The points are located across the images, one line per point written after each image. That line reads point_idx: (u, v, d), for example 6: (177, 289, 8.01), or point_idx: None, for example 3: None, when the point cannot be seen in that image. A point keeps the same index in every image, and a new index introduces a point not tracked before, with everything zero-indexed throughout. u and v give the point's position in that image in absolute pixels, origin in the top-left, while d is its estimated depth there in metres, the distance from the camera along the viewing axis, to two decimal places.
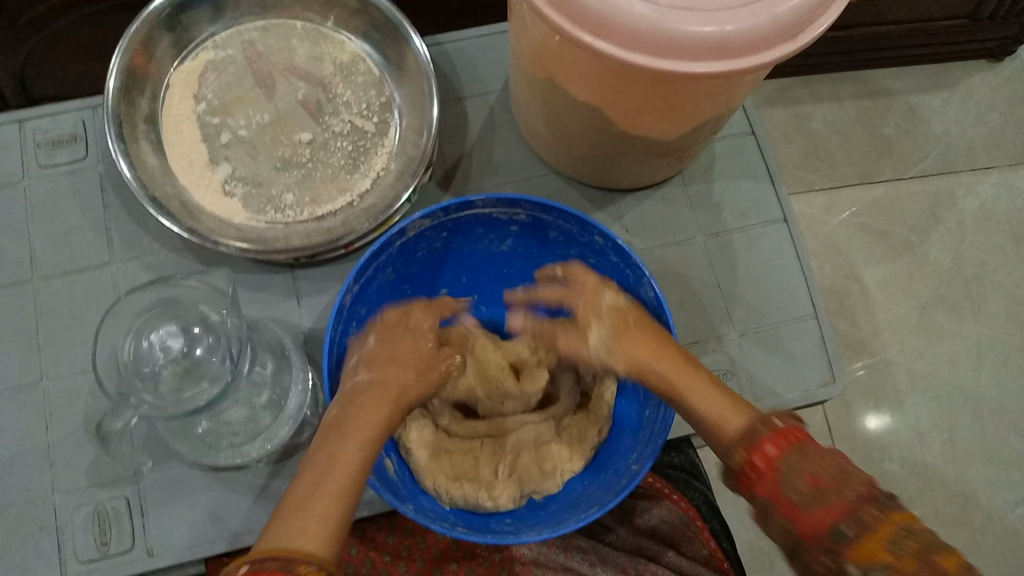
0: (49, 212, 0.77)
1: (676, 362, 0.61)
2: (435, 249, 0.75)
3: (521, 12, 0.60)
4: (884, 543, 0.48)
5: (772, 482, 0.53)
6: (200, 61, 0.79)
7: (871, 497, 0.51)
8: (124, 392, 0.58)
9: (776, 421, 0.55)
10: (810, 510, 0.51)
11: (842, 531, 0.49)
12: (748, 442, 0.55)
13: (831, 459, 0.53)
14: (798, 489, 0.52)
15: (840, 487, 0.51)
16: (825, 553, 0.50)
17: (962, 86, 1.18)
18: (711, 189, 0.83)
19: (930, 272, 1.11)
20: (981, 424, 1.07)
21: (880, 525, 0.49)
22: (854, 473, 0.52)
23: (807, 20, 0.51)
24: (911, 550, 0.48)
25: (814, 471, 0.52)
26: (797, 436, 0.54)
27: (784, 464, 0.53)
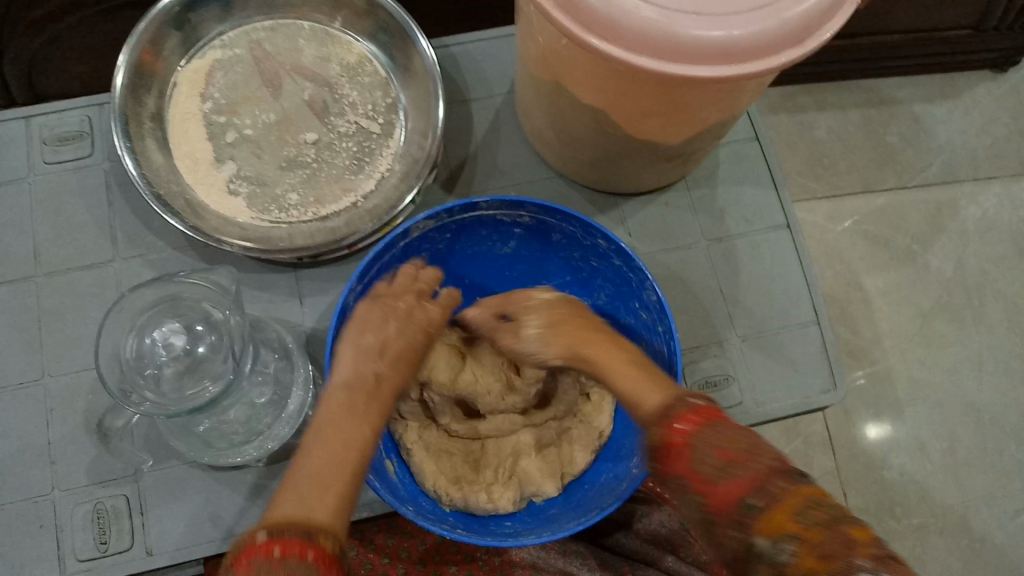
0: (54, 209, 0.77)
1: (603, 346, 0.59)
2: (438, 250, 0.75)
3: (529, 16, 0.61)
4: (791, 516, 0.43)
5: (686, 458, 0.48)
6: (207, 60, 0.80)
7: (782, 472, 0.45)
8: (126, 389, 0.58)
9: (692, 400, 0.50)
10: (720, 483, 0.46)
11: (752, 505, 0.44)
12: (665, 419, 0.50)
13: (740, 431, 0.48)
14: (709, 464, 0.47)
15: (750, 460, 0.46)
16: (736, 529, 0.45)
17: (966, 96, 1.18)
18: (715, 194, 0.83)
19: (932, 281, 1.11)
20: (981, 433, 1.07)
21: (788, 498, 0.44)
22: (764, 445, 0.47)
23: (816, 26, 0.51)
24: (820, 520, 0.43)
25: (726, 444, 0.47)
26: (711, 413, 0.49)
27: (696, 440, 0.48)
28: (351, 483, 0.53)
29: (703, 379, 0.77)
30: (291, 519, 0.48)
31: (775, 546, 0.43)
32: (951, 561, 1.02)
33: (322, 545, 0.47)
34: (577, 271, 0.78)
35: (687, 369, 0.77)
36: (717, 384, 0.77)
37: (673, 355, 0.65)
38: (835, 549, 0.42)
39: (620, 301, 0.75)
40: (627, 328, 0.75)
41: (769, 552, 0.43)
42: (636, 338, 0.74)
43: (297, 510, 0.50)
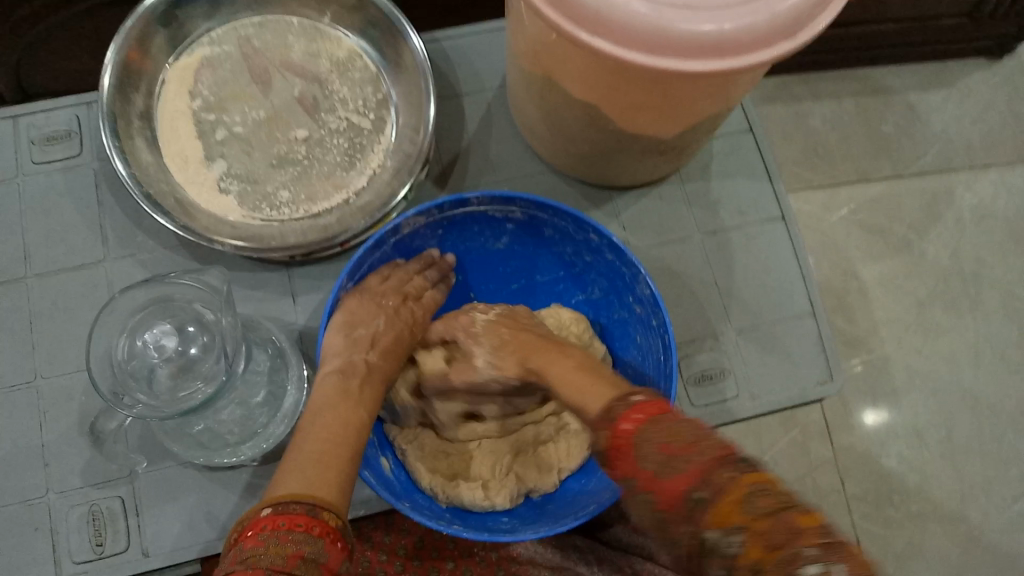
0: (43, 209, 0.77)
1: (544, 354, 0.61)
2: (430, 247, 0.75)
3: (518, 11, 0.60)
4: (736, 505, 0.40)
5: (631, 459, 0.46)
6: (195, 58, 0.79)
7: (728, 460, 0.43)
8: (118, 392, 0.58)
9: (635, 398, 0.49)
10: (665, 478, 0.44)
11: (699, 497, 0.42)
12: (608, 424, 0.49)
13: (689, 426, 0.46)
14: (652, 460, 0.45)
15: (695, 451, 0.44)
16: (687, 525, 0.42)
17: (961, 84, 1.17)
18: (709, 187, 0.83)
19: (929, 270, 1.11)
20: (979, 422, 1.06)
21: (734, 486, 0.41)
22: (711, 435, 0.45)
23: (807, 18, 0.51)
24: (767, 507, 0.40)
25: (666, 438, 0.45)
26: (659, 408, 0.48)
27: (640, 439, 0.46)
28: (352, 464, 0.54)
29: (698, 373, 0.77)
30: (296, 494, 0.49)
31: (723, 539, 0.40)
32: (950, 549, 1.02)
33: (329, 520, 0.48)
34: (570, 265, 0.77)
35: (682, 363, 0.77)
36: (714, 377, 0.77)
37: (667, 349, 0.65)
38: (783, 538, 0.39)
39: (614, 295, 0.74)
40: (621, 322, 0.75)
41: (721, 547, 0.40)
42: (631, 333, 0.73)
43: (302, 482, 0.50)
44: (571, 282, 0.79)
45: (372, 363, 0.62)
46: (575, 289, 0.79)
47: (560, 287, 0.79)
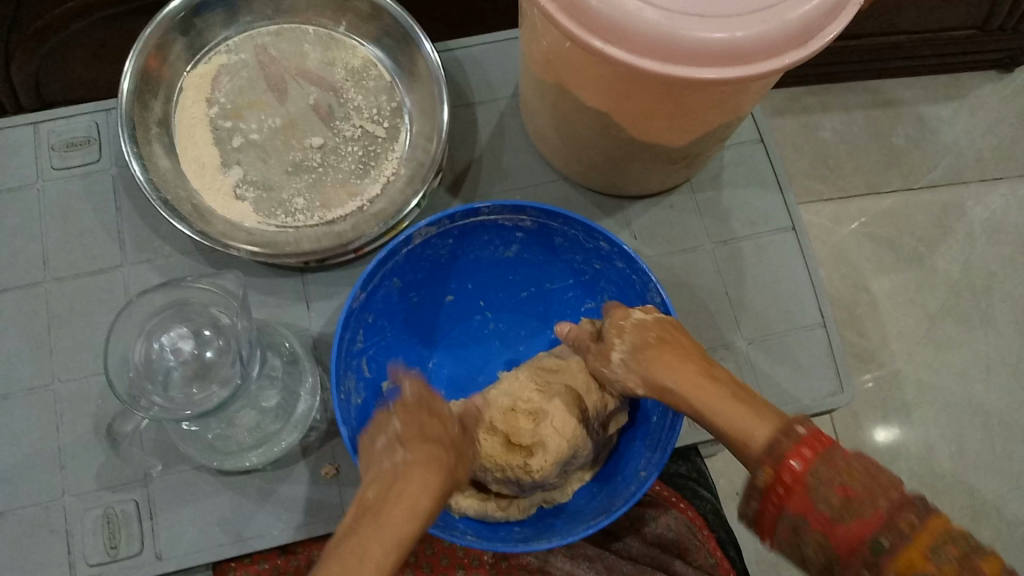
0: (62, 214, 0.78)
1: (693, 381, 0.58)
2: (441, 257, 0.76)
3: (532, 18, 0.61)
4: (925, 552, 0.45)
5: (802, 496, 0.50)
6: (213, 66, 0.80)
7: (909, 504, 0.47)
8: (134, 394, 0.58)
9: (798, 430, 0.52)
10: (843, 523, 0.48)
11: (879, 542, 0.46)
12: (773, 459, 0.52)
13: (861, 464, 0.50)
14: (829, 503, 0.49)
15: (870, 496, 0.48)
16: (866, 569, 0.47)
17: (971, 97, 1.18)
18: (720, 197, 0.83)
19: (939, 282, 1.11)
20: (989, 435, 1.06)
21: (921, 534, 0.46)
22: (882, 474, 0.49)
23: (817, 28, 0.52)
24: (955, 557, 0.44)
25: (844, 480, 0.49)
26: (820, 442, 0.51)
27: (815, 477, 0.50)
28: None
29: None
30: None
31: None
32: None
33: None
34: (580, 273, 0.77)
35: None
36: None
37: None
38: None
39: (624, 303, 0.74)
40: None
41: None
42: None
43: None
44: (581, 289, 0.79)
45: (408, 474, 0.55)
46: (585, 298, 0.79)
47: (570, 295, 0.80)
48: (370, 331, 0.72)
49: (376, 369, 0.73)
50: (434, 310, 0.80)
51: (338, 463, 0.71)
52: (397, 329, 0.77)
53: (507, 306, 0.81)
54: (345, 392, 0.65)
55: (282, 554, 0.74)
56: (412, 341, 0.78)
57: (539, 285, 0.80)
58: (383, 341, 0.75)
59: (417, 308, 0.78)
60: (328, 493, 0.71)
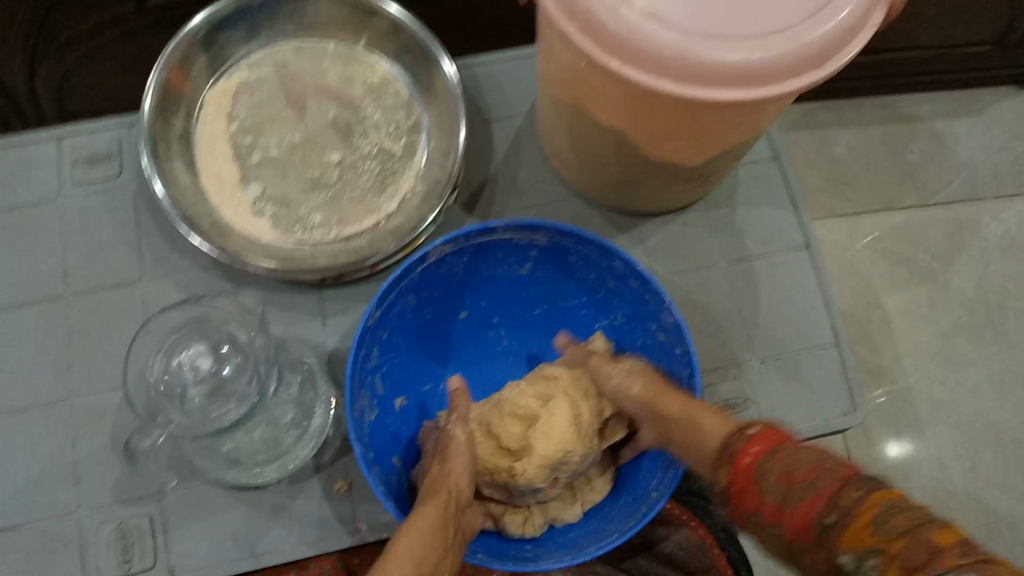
0: (82, 228, 0.79)
1: (676, 399, 0.61)
2: (455, 274, 0.76)
3: (550, 41, 0.62)
4: (871, 527, 0.42)
5: (752, 492, 0.49)
6: (234, 82, 0.81)
7: (854, 479, 0.45)
8: (154, 411, 0.60)
9: (747, 429, 0.51)
10: (788, 508, 0.46)
11: (830, 523, 0.44)
12: (724, 460, 0.51)
13: (805, 452, 0.48)
14: (774, 491, 0.47)
15: (817, 477, 0.46)
16: (819, 550, 0.45)
17: (988, 113, 1.18)
18: (735, 215, 0.84)
19: (953, 299, 1.11)
20: (1002, 452, 1.06)
21: (864, 507, 0.43)
22: (829, 459, 0.47)
23: (834, 50, 0.52)
24: (900, 526, 0.41)
25: (786, 468, 0.48)
26: (775, 435, 0.50)
27: (761, 472, 0.49)
28: None
29: (721, 401, 0.77)
30: None
31: (862, 562, 0.42)
32: None
33: None
34: (593, 291, 0.78)
35: (705, 391, 0.78)
36: (737, 406, 0.77)
37: (690, 377, 0.66)
38: (920, 560, 0.40)
39: (638, 321, 0.75)
40: (644, 348, 0.75)
41: (856, 569, 0.42)
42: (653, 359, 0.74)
43: None
44: (593, 309, 0.79)
45: (405, 528, 0.55)
46: (597, 316, 0.79)
47: (582, 313, 0.80)
48: (384, 348, 0.73)
49: (388, 386, 0.73)
50: (447, 327, 0.80)
51: (350, 478, 0.72)
52: (411, 346, 0.77)
53: (519, 324, 0.82)
54: (359, 410, 0.66)
55: (293, 570, 0.72)
56: (425, 358, 0.79)
57: (552, 303, 0.81)
58: (397, 358, 0.75)
59: (430, 325, 0.78)
60: (342, 509, 0.72)
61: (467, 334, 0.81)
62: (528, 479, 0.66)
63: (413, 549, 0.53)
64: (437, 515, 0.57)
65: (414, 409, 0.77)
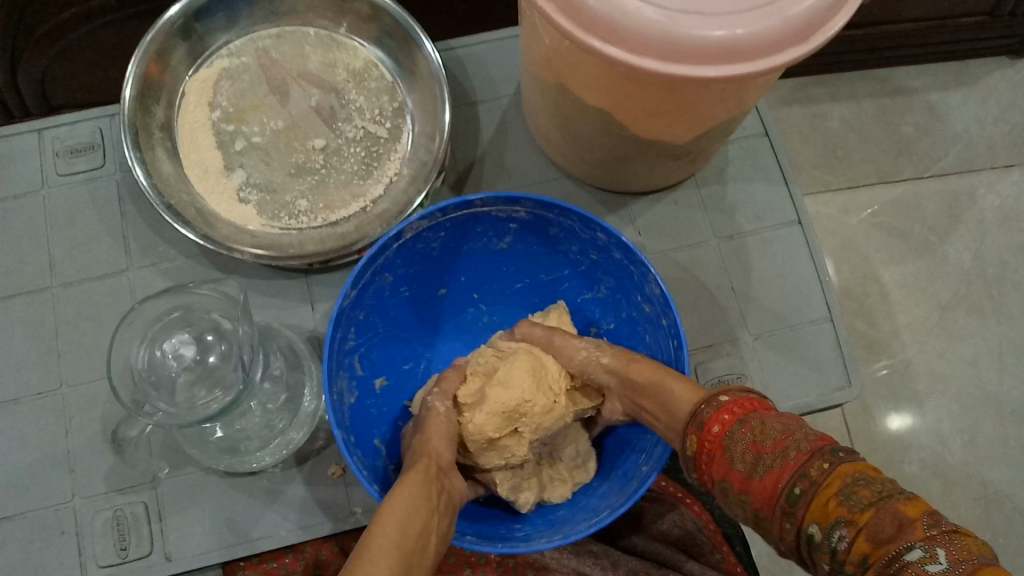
0: (68, 220, 0.78)
1: (645, 368, 0.61)
2: (433, 251, 0.75)
3: (532, 19, 0.60)
4: (838, 498, 0.42)
5: (722, 460, 0.49)
6: (215, 70, 0.80)
7: (823, 450, 0.45)
8: (138, 401, 0.59)
9: (720, 397, 0.52)
10: (757, 478, 0.47)
11: (797, 493, 0.44)
12: (696, 427, 0.52)
13: (777, 421, 0.48)
14: (743, 460, 0.47)
15: (785, 447, 0.46)
16: (785, 520, 0.45)
17: (982, 83, 1.17)
18: (726, 191, 0.83)
19: (950, 272, 1.10)
20: (1003, 425, 1.05)
21: (832, 479, 0.43)
22: (799, 429, 0.47)
23: (820, 23, 0.51)
24: (868, 499, 0.41)
25: (755, 437, 0.48)
26: (747, 405, 0.50)
27: (731, 440, 0.49)
28: None
29: (715, 379, 0.77)
30: None
31: (829, 534, 0.42)
32: None
33: None
34: (576, 264, 0.77)
35: (698, 369, 0.77)
36: (730, 383, 0.77)
37: (679, 348, 0.65)
38: (889, 533, 0.40)
39: (622, 293, 0.75)
40: (629, 321, 0.75)
41: (823, 539, 0.43)
42: (641, 330, 0.73)
43: None
44: (577, 279, 0.79)
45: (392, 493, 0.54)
46: (581, 288, 0.79)
47: (565, 285, 0.80)
48: (361, 330, 0.72)
49: (366, 366, 0.73)
50: (428, 304, 0.80)
51: (343, 463, 0.72)
52: (389, 326, 0.76)
53: (501, 298, 0.82)
54: (337, 394, 0.65)
55: (290, 553, 0.73)
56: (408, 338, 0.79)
57: (534, 276, 0.80)
58: (375, 338, 0.75)
59: (410, 305, 0.78)
60: (335, 493, 0.71)
61: (446, 312, 0.81)
62: (482, 429, 0.65)
63: (396, 512, 0.52)
64: (419, 481, 0.56)
65: (396, 390, 0.77)
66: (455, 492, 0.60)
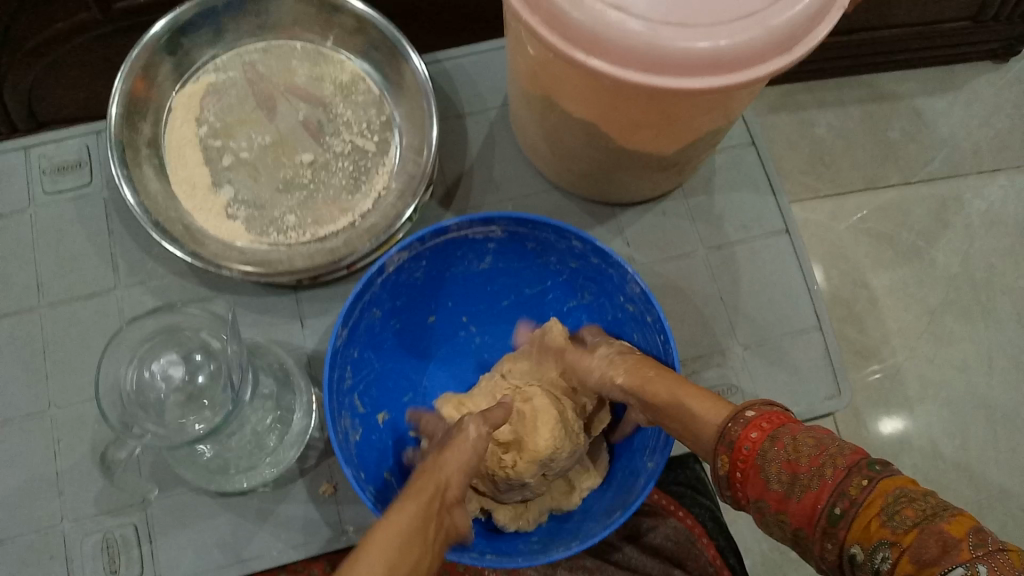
0: (55, 238, 0.78)
1: (664, 380, 0.61)
2: (417, 280, 0.75)
3: (517, 33, 0.61)
4: (880, 518, 0.44)
5: (757, 479, 0.50)
6: (201, 85, 0.80)
7: (859, 466, 0.46)
8: (127, 422, 0.59)
9: (747, 413, 0.53)
10: (795, 498, 0.48)
11: (838, 514, 0.46)
12: (726, 446, 0.52)
13: (809, 437, 0.49)
14: (780, 480, 0.49)
15: (822, 465, 0.47)
16: (828, 539, 0.46)
17: (967, 89, 1.17)
18: (714, 201, 0.83)
19: (939, 276, 1.11)
20: (993, 429, 1.06)
21: (871, 498, 0.45)
22: (833, 444, 0.48)
23: (803, 32, 0.51)
24: (911, 519, 0.43)
25: (789, 455, 0.49)
26: (775, 421, 0.52)
27: (763, 458, 0.50)
28: None
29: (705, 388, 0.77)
30: None
31: (871, 553, 0.44)
32: None
33: None
34: (558, 274, 0.77)
35: (689, 379, 0.77)
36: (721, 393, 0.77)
37: (666, 342, 0.66)
38: (933, 554, 0.41)
39: (605, 297, 0.75)
40: (616, 323, 0.75)
41: (866, 559, 0.44)
42: (626, 331, 0.74)
43: None
44: (561, 288, 0.79)
45: (387, 518, 0.54)
46: (566, 297, 0.79)
47: (550, 296, 0.80)
48: (357, 366, 0.71)
49: (367, 402, 0.72)
50: (419, 334, 0.79)
51: (335, 481, 0.72)
52: (382, 360, 0.76)
53: (489, 318, 0.82)
54: (343, 432, 0.65)
55: (283, 573, 0.72)
56: (403, 367, 0.78)
57: (518, 292, 0.80)
58: (371, 373, 0.74)
59: (400, 337, 0.78)
60: (327, 511, 0.71)
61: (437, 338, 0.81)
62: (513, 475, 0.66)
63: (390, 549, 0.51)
64: (420, 510, 0.55)
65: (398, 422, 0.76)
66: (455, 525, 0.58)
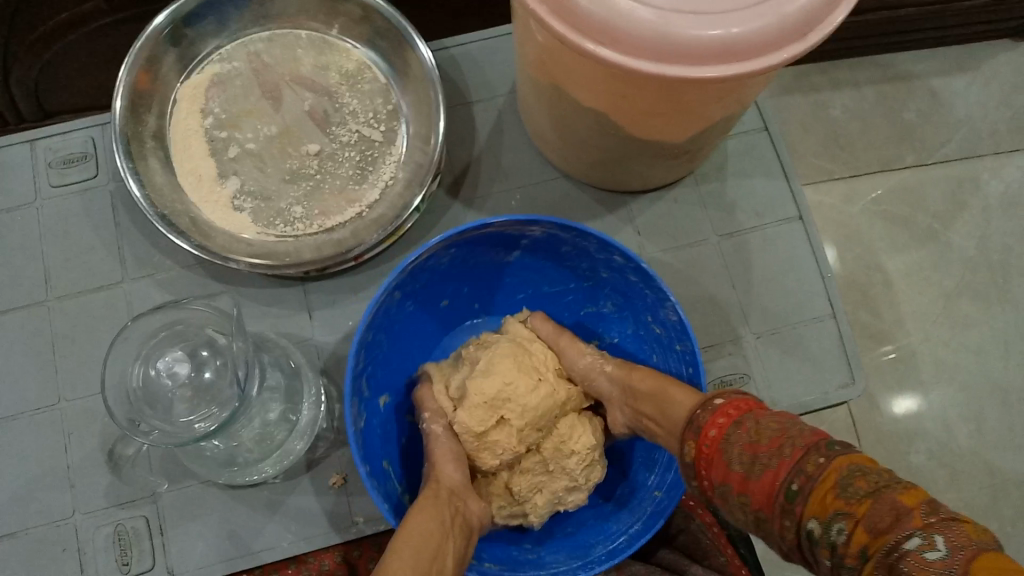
0: (62, 232, 0.77)
1: (650, 377, 0.63)
2: (440, 265, 0.74)
3: (524, 20, 0.59)
4: (835, 491, 0.43)
5: (721, 462, 0.51)
6: (206, 75, 0.79)
7: (818, 445, 0.47)
8: (134, 418, 0.59)
9: (715, 401, 0.54)
10: (754, 477, 0.48)
11: (795, 489, 0.46)
12: (694, 433, 0.54)
13: (773, 421, 0.50)
14: (741, 460, 0.49)
15: (780, 446, 0.48)
16: (786, 517, 0.46)
17: (985, 67, 1.15)
18: (726, 187, 0.82)
19: (955, 259, 1.09)
20: (1008, 413, 1.05)
21: (826, 471, 0.45)
22: (794, 426, 0.49)
23: (819, 19, 0.50)
24: (864, 490, 0.43)
25: (752, 437, 0.49)
26: (741, 407, 0.52)
27: (728, 442, 0.51)
28: None
29: (717, 379, 0.76)
30: None
31: (827, 527, 0.43)
32: None
33: None
34: (582, 280, 0.77)
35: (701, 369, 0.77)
36: (733, 383, 0.76)
37: (694, 375, 0.66)
38: (887, 523, 0.41)
39: (630, 310, 0.75)
40: (636, 337, 0.76)
41: (822, 533, 0.43)
42: (647, 349, 0.75)
43: None
44: (583, 294, 0.79)
45: (414, 511, 0.57)
46: (585, 302, 0.79)
47: (568, 298, 0.79)
48: (371, 350, 0.70)
49: (374, 385, 0.71)
50: (430, 314, 0.79)
51: (345, 473, 0.72)
52: (394, 341, 0.75)
53: (502, 308, 0.82)
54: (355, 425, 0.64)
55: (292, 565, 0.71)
56: (409, 347, 0.78)
57: (536, 288, 0.80)
58: (381, 355, 0.73)
59: (412, 317, 0.77)
60: (337, 503, 0.71)
61: (445, 320, 0.80)
62: (467, 425, 0.66)
63: (418, 531, 0.54)
64: (436, 504, 0.58)
65: (399, 405, 0.75)
66: (472, 512, 0.61)
